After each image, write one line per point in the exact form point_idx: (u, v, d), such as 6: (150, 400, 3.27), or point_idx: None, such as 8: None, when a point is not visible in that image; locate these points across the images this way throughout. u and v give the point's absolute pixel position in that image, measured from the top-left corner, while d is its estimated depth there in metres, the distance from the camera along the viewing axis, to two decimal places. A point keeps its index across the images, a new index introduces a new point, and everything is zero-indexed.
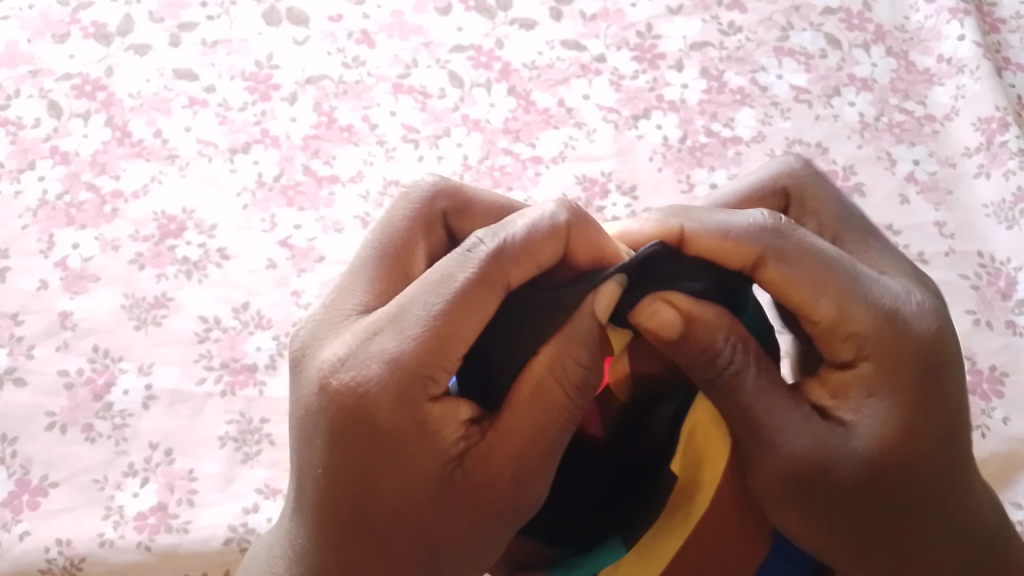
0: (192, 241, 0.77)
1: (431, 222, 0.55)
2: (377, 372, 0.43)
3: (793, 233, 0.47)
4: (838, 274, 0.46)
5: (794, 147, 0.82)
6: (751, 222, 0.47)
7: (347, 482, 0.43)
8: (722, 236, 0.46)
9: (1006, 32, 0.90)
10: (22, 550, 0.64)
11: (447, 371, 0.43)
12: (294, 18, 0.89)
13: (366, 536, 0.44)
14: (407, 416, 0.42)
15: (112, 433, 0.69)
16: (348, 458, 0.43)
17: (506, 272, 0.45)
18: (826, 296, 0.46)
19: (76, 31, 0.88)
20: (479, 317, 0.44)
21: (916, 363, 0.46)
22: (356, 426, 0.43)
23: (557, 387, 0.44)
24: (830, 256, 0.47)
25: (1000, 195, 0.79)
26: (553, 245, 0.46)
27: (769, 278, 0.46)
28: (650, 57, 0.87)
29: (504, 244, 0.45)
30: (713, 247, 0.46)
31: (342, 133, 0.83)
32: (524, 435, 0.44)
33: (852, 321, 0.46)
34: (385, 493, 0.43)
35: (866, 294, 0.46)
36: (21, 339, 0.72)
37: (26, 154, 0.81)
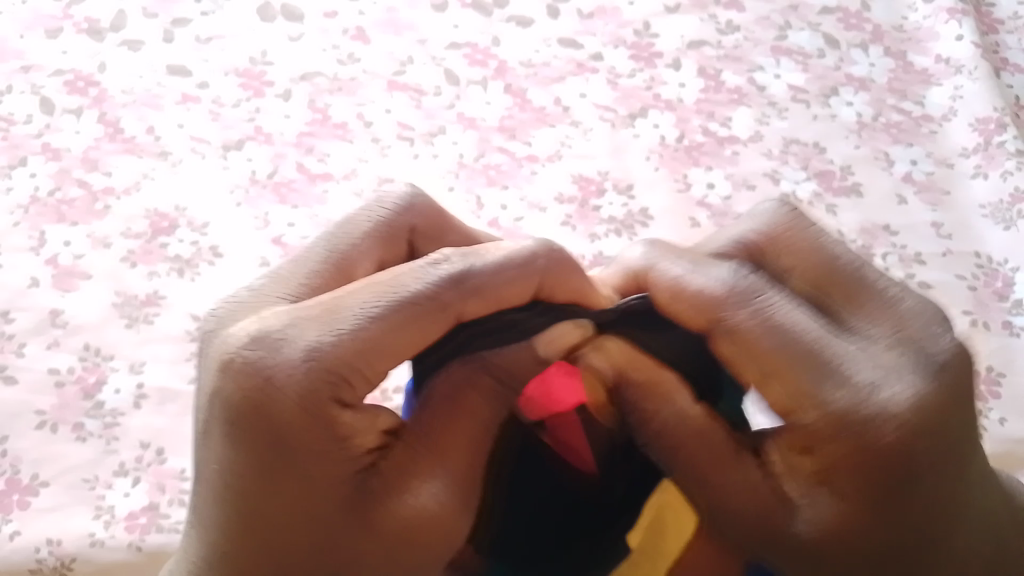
0: (184, 238, 0.77)
1: (396, 235, 0.52)
2: (292, 363, 0.41)
3: (751, 301, 0.45)
4: (794, 355, 0.43)
5: (791, 147, 0.81)
6: (707, 283, 0.46)
7: (247, 480, 0.41)
8: (671, 294, 0.47)
9: (1004, 33, 0.90)
10: (11, 549, 0.63)
11: (369, 379, 0.42)
12: (288, 14, 0.89)
13: (257, 542, 0.41)
14: (311, 417, 0.41)
15: (103, 431, 0.68)
16: (241, 454, 0.41)
17: (464, 302, 0.44)
18: (779, 381, 0.43)
19: (68, 27, 0.87)
20: (421, 336, 0.43)
21: (873, 460, 0.41)
22: (258, 414, 0.40)
23: (475, 398, 0.45)
24: (795, 330, 0.44)
25: (998, 196, 0.79)
26: (522, 287, 0.46)
27: (721, 349, 0.45)
28: (646, 56, 0.87)
29: (470, 270, 0.44)
30: (666, 302, 0.47)
31: (336, 131, 0.82)
32: (444, 448, 0.43)
33: (804, 410, 0.43)
34: (287, 493, 0.41)
35: (830, 385, 0.43)
36: (10, 336, 0.72)
37: (17, 150, 0.80)
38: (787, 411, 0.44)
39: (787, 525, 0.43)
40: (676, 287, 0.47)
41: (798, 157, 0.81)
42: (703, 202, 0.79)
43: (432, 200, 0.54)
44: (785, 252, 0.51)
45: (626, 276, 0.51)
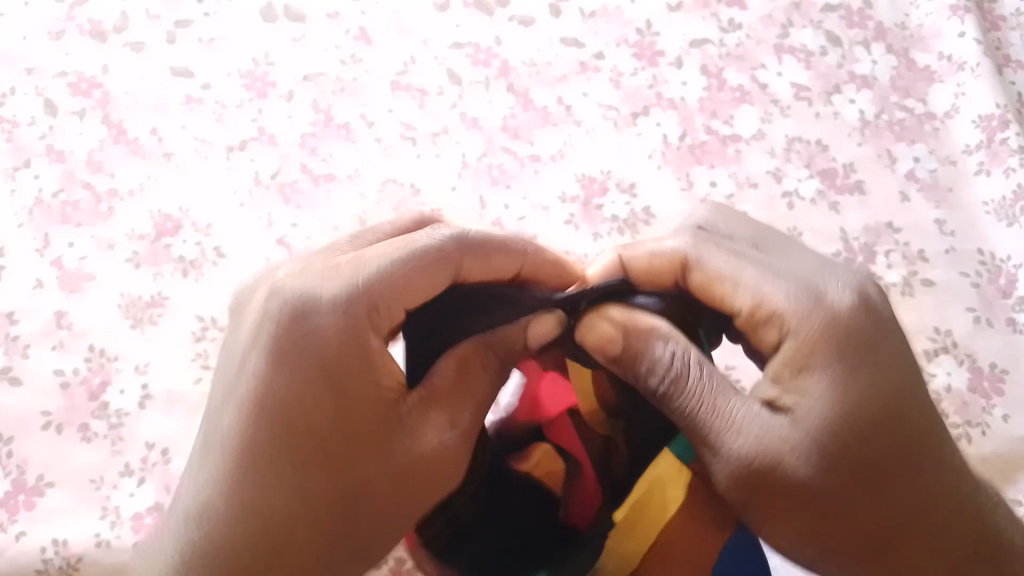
0: (188, 240, 0.77)
1: (431, 261, 0.51)
2: (328, 305, 0.49)
3: (709, 242, 0.54)
4: (749, 270, 0.52)
5: (794, 145, 0.81)
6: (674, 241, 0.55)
7: (275, 494, 0.47)
8: (651, 256, 0.54)
9: (1006, 30, 0.90)
10: (18, 550, 0.63)
11: (389, 320, 0.50)
12: (291, 15, 0.89)
13: (297, 461, 0.47)
14: (348, 349, 0.48)
15: (108, 432, 0.68)
16: (287, 381, 0.48)
17: (463, 260, 0.52)
18: (743, 287, 0.52)
19: (71, 28, 0.87)
20: (426, 284, 0.50)
21: (830, 364, 0.49)
22: (284, 435, 0.48)
23: (481, 372, 0.50)
24: (741, 260, 0.53)
25: (1001, 193, 0.79)
26: (511, 262, 0.53)
27: (697, 282, 0.53)
28: (649, 55, 0.87)
29: (469, 234, 0.52)
30: (646, 267, 0.54)
31: (339, 131, 0.83)
32: (454, 399, 0.49)
33: (770, 309, 0.51)
34: (315, 428, 0.47)
35: (779, 281, 0.51)
36: (17, 338, 0.72)
37: (22, 152, 0.80)
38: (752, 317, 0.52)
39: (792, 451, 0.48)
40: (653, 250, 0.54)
41: (802, 155, 0.81)
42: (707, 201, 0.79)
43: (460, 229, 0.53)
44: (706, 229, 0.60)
45: (612, 264, 0.56)
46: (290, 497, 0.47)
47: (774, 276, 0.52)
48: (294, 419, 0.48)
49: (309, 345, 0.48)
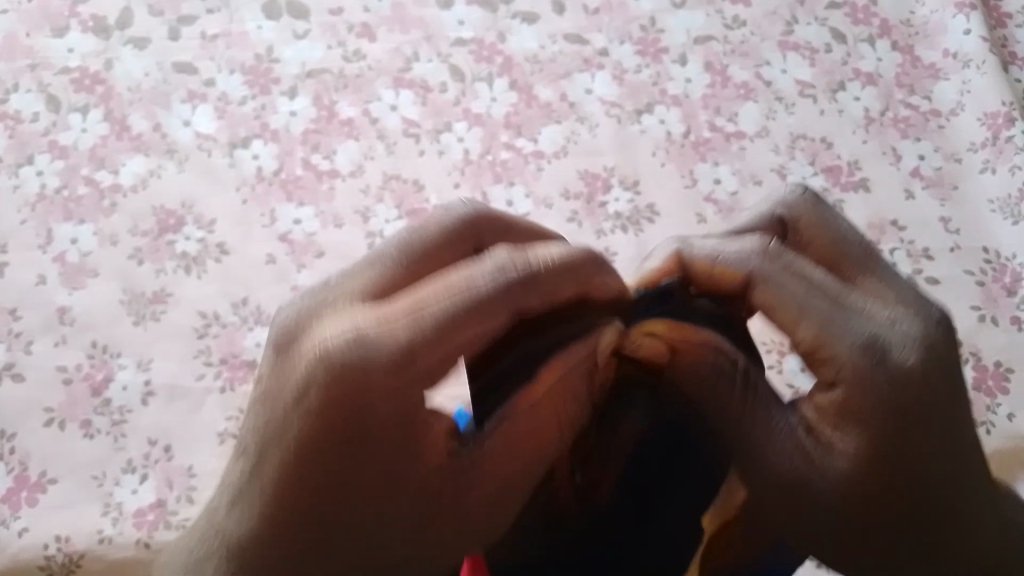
0: (191, 236, 0.77)
1: (490, 304, 0.41)
2: (378, 357, 0.40)
3: (783, 257, 0.45)
4: (822, 294, 0.44)
5: (798, 142, 0.81)
6: (744, 245, 0.46)
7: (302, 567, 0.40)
8: (711, 261, 0.46)
9: (1012, 26, 0.89)
10: (20, 546, 0.63)
11: (439, 368, 0.41)
12: (294, 11, 0.89)
13: (333, 539, 0.40)
14: (396, 406, 0.40)
15: (111, 429, 0.68)
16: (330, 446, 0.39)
17: (525, 299, 0.42)
18: (808, 317, 0.44)
19: (74, 25, 0.87)
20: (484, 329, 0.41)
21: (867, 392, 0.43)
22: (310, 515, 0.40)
23: (550, 410, 0.42)
24: (818, 284, 0.44)
25: (1006, 190, 0.78)
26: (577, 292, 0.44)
27: (759, 301, 0.45)
28: (653, 51, 0.87)
29: (536, 272, 0.42)
30: (706, 274, 0.46)
31: (343, 127, 0.82)
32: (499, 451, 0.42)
33: (834, 344, 0.43)
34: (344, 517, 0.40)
35: (848, 319, 0.44)
36: (19, 334, 0.72)
37: (24, 147, 0.80)
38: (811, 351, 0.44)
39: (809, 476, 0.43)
40: (713, 259, 0.46)
41: (806, 152, 0.81)
42: (711, 198, 0.79)
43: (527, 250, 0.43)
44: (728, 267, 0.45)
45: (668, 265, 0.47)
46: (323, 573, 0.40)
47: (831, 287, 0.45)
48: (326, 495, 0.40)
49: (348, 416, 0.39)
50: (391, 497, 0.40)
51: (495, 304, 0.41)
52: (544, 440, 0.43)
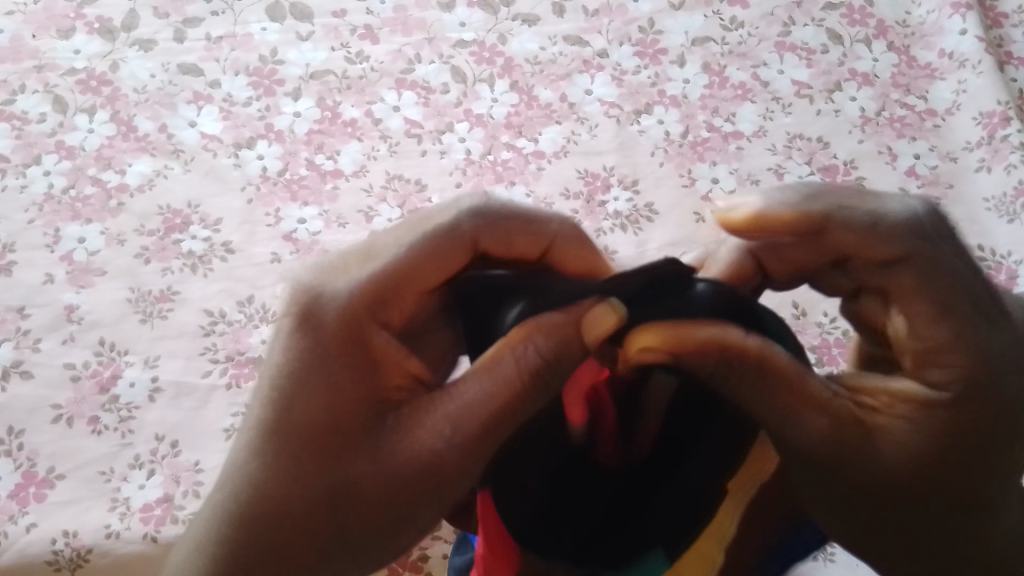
0: (197, 235, 0.78)
1: (447, 241, 0.48)
2: (342, 285, 0.48)
3: (943, 240, 0.46)
4: (966, 295, 0.46)
5: (795, 142, 0.82)
6: (907, 212, 0.47)
7: (280, 487, 0.45)
8: (868, 227, 0.47)
9: (1008, 26, 0.90)
10: (28, 541, 0.65)
11: (393, 291, 0.48)
12: (297, 13, 0.90)
13: (306, 459, 0.45)
14: (349, 331, 0.47)
15: (118, 425, 0.69)
16: (301, 366, 0.46)
17: (479, 237, 0.49)
18: (952, 315, 0.45)
19: (80, 27, 0.88)
20: (443, 262, 0.48)
21: (963, 385, 0.45)
22: (284, 432, 0.46)
23: (512, 367, 0.44)
24: (961, 279, 0.46)
25: (1001, 189, 0.79)
26: (531, 242, 0.49)
27: (901, 284, 0.46)
28: (652, 52, 0.88)
29: (489, 212, 0.49)
30: (857, 237, 0.47)
31: (345, 128, 0.83)
32: (463, 397, 0.45)
33: (956, 346, 0.45)
34: (317, 439, 0.45)
35: (999, 322, 0.46)
36: (27, 332, 0.73)
37: (31, 148, 0.82)
38: (939, 348, 0.45)
39: (873, 449, 0.45)
40: (869, 224, 0.47)
41: (803, 152, 0.82)
42: (709, 197, 0.80)
43: (495, 202, 0.50)
44: (874, 232, 0.47)
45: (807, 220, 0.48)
46: (300, 497, 0.45)
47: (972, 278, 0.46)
48: (292, 413, 0.46)
49: (314, 335, 0.47)
50: (340, 447, 0.45)
51: (446, 241, 0.48)
52: (509, 402, 0.44)
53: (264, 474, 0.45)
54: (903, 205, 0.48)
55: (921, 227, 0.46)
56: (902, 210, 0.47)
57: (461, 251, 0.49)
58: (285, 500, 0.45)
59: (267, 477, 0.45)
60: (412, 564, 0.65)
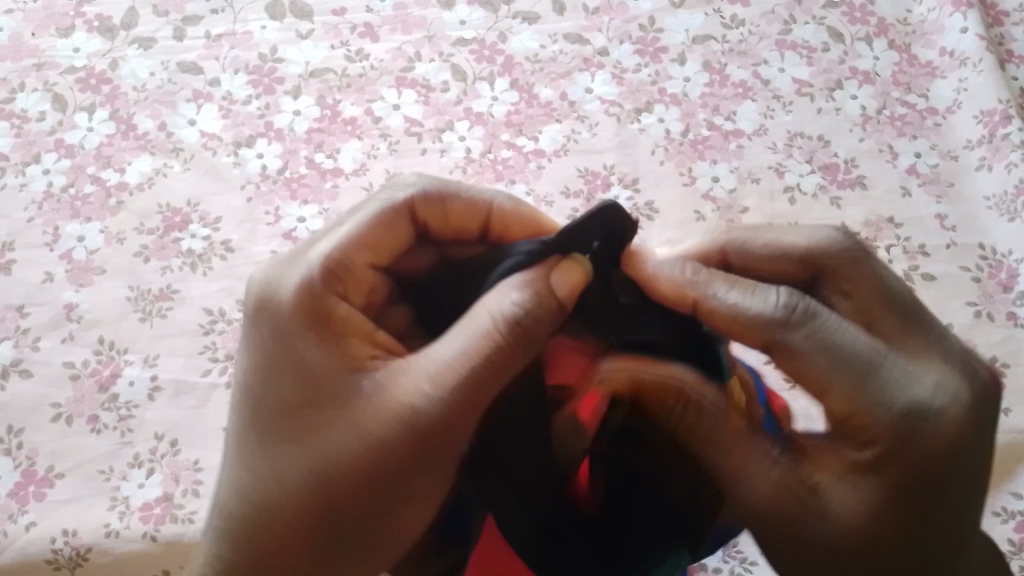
0: (197, 234, 0.78)
1: (394, 218, 0.52)
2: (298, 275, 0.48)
3: (811, 320, 0.45)
4: (857, 365, 0.44)
5: (796, 140, 0.82)
6: (769, 303, 0.45)
7: (286, 477, 0.46)
8: (732, 317, 0.46)
9: (1009, 25, 0.90)
10: (28, 540, 0.65)
11: (354, 269, 0.49)
12: (297, 11, 0.89)
13: (299, 441, 0.46)
14: (312, 313, 0.47)
15: (118, 424, 0.69)
16: (278, 358, 0.47)
17: (421, 207, 0.53)
18: (834, 392, 0.44)
19: (80, 25, 0.88)
20: (392, 236, 0.51)
21: (895, 447, 0.43)
22: (272, 422, 0.47)
23: (488, 322, 0.44)
24: (847, 352, 0.44)
25: (1002, 187, 0.79)
26: (473, 212, 0.54)
27: (782, 366, 0.46)
28: (652, 50, 0.87)
29: (428, 186, 0.53)
30: (726, 324, 0.46)
31: (345, 126, 0.83)
32: (444, 361, 0.44)
33: (863, 414, 0.44)
34: (306, 421, 0.46)
35: (888, 389, 0.44)
36: (27, 330, 0.73)
37: (31, 147, 0.81)
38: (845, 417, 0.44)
39: (813, 520, 0.45)
40: (735, 313, 0.46)
41: (803, 150, 0.82)
42: (709, 196, 0.80)
43: (435, 180, 0.54)
44: (740, 326, 0.46)
45: (681, 302, 0.47)
46: (305, 481, 0.45)
47: (872, 353, 0.44)
48: (278, 403, 0.47)
49: (279, 326, 0.47)
50: (311, 424, 0.46)
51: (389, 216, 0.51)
52: (493, 363, 0.43)
53: (254, 472, 0.47)
54: (765, 303, 0.46)
55: (778, 320, 0.45)
56: (764, 301, 0.46)
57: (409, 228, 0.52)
58: (293, 485, 0.46)
59: (258, 476, 0.47)
60: None
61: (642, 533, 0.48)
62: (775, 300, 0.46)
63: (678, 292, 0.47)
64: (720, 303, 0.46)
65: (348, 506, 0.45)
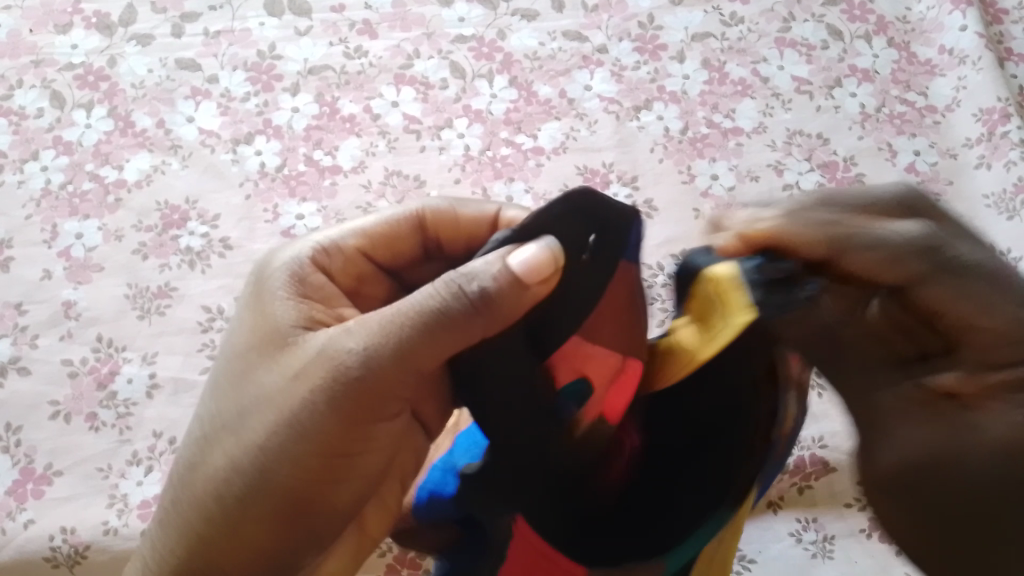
0: (195, 231, 0.78)
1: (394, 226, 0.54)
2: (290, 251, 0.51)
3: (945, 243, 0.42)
4: (990, 277, 0.42)
5: (795, 138, 0.82)
6: (909, 230, 0.42)
7: (224, 426, 0.46)
8: (885, 255, 0.41)
9: (1008, 23, 0.90)
10: (26, 538, 0.65)
11: (344, 263, 0.52)
12: (296, 8, 0.89)
13: (240, 392, 0.47)
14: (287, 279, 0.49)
15: (116, 422, 0.69)
16: (247, 316, 0.49)
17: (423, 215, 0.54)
18: (991, 307, 0.42)
19: (78, 22, 0.88)
20: (388, 239, 0.54)
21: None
22: (227, 375, 0.48)
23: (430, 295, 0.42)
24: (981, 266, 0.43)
25: (1001, 185, 0.79)
26: (475, 223, 0.55)
27: (927, 297, 0.42)
28: (651, 48, 0.87)
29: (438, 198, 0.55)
30: (871, 265, 0.41)
31: (344, 124, 0.83)
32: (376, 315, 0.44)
33: (1000, 321, 0.42)
34: (252, 371, 0.47)
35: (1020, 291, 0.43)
36: (25, 328, 0.73)
37: (29, 144, 0.81)
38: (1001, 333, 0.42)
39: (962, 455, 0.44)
40: (885, 248, 0.41)
41: (802, 148, 0.81)
42: (708, 193, 0.79)
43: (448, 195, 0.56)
44: (897, 260, 0.41)
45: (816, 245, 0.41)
46: (238, 430, 0.45)
47: (995, 264, 0.43)
48: (235, 357, 0.48)
49: (258, 289, 0.50)
50: (251, 372, 0.46)
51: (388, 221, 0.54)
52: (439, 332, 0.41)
53: (203, 426, 0.48)
54: (906, 231, 0.42)
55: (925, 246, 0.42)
56: (902, 230, 0.42)
57: (410, 236, 0.54)
58: (227, 433, 0.46)
59: (202, 429, 0.48)
60: (409, 561, 0.65)
61: (684, 517, 0.43)
62: (908, 227, 0.42)
63: (810, 235, 0.41)
64: (871, 248, 0.41)
65: (269, 455, 0.44)
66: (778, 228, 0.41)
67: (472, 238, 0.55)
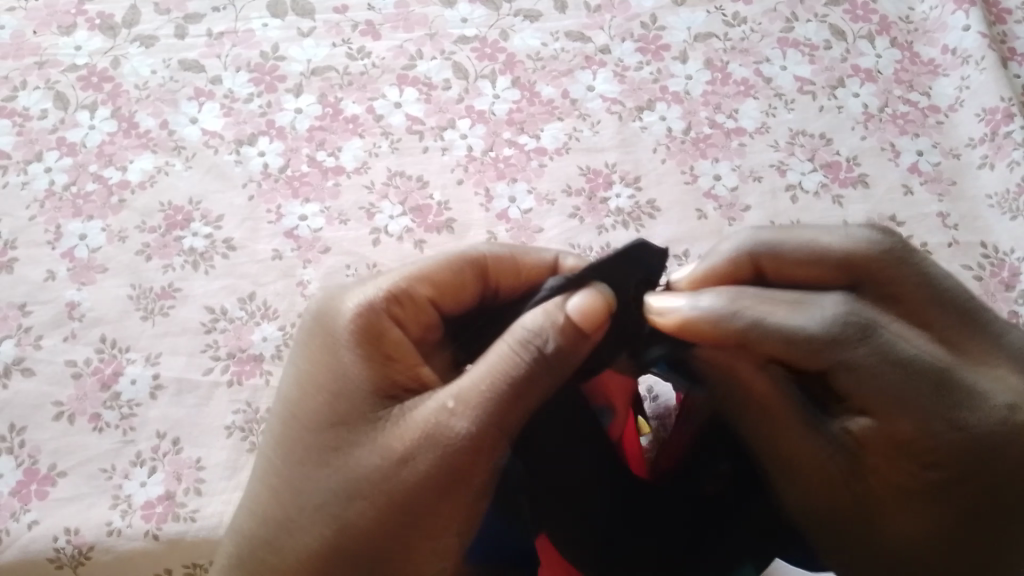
0: (198, 232, 0.78)
1: (460, 275, 0.55)
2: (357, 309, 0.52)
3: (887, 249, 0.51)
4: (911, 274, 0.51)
5: (798, 139, 0.82)
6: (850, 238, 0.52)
7: (307, 501, 0.48)
8: (811, 257, 0.52)
9: (1012, 23, 0.90)
10: (30, 538, 0.65)
11: (405, 313, 0.53)
12: (299, 9, 0.89)
13: (324, 466, 0.49)
14: (364, 349, 0.51)
15: (120, 422, 0.69)
16: (317, 387, 0.51)
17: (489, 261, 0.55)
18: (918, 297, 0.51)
19: (81, 23, 0.88)
20: (453, 285, 0.55)
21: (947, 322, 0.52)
22: (297, 444, 0.50)
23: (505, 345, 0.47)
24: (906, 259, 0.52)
25: (1004, 185, 0.79)
26: (535, 268, 0.56)
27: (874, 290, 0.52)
28: (654, 48, 0.87)
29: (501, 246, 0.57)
30: (804, 266, 0.52)
31: (347, 125, 0.83)
32: (471, 392, 0.47)
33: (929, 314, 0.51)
34: (334, 449, 0.49)
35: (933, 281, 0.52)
36: (28, 329, 0.73)
37: (33, 145, 0.81)
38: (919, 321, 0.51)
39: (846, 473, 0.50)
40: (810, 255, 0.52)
41: (805, 149, 0.81)
42: (711, 194, 0.79)
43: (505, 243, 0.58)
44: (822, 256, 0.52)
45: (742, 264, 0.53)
46: (329, 505, 0.48)
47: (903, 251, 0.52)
48: (307, 428, 0.50)
49: (329, 349, 0.52)
50: (337, 448, 0.49)
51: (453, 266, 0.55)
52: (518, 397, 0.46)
53: (277, 497, 0.49)
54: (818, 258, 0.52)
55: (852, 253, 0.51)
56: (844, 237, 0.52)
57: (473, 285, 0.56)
58: (314, 508, 0.48)
59: (280, 506, 0.49)
60: None
61: (707, 544, 0.53)
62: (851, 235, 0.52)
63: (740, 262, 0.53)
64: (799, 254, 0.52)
65: (362, 531, 0.47)
66: (683, 317, 0.48)
67: (532, 282, 0.56)
